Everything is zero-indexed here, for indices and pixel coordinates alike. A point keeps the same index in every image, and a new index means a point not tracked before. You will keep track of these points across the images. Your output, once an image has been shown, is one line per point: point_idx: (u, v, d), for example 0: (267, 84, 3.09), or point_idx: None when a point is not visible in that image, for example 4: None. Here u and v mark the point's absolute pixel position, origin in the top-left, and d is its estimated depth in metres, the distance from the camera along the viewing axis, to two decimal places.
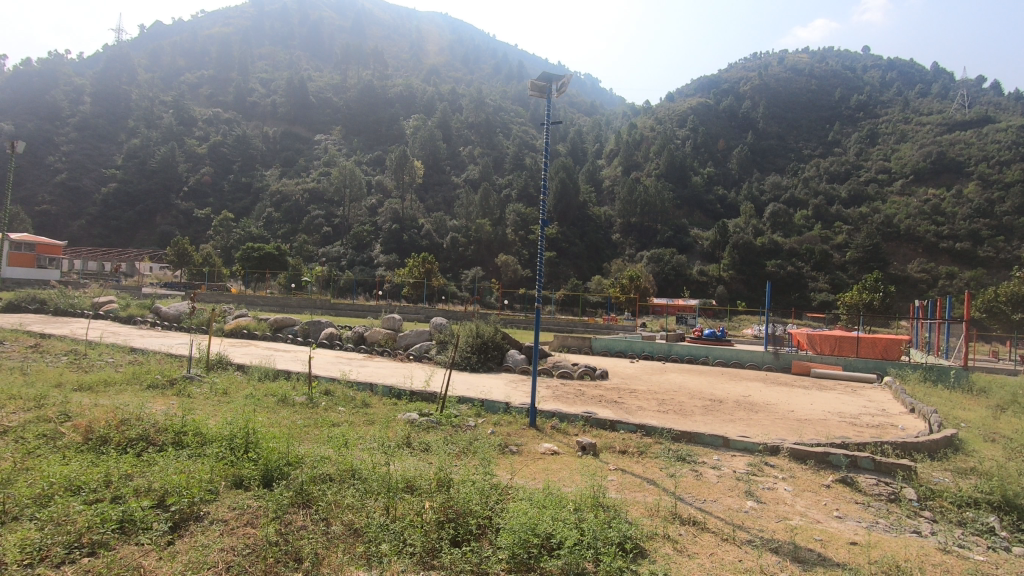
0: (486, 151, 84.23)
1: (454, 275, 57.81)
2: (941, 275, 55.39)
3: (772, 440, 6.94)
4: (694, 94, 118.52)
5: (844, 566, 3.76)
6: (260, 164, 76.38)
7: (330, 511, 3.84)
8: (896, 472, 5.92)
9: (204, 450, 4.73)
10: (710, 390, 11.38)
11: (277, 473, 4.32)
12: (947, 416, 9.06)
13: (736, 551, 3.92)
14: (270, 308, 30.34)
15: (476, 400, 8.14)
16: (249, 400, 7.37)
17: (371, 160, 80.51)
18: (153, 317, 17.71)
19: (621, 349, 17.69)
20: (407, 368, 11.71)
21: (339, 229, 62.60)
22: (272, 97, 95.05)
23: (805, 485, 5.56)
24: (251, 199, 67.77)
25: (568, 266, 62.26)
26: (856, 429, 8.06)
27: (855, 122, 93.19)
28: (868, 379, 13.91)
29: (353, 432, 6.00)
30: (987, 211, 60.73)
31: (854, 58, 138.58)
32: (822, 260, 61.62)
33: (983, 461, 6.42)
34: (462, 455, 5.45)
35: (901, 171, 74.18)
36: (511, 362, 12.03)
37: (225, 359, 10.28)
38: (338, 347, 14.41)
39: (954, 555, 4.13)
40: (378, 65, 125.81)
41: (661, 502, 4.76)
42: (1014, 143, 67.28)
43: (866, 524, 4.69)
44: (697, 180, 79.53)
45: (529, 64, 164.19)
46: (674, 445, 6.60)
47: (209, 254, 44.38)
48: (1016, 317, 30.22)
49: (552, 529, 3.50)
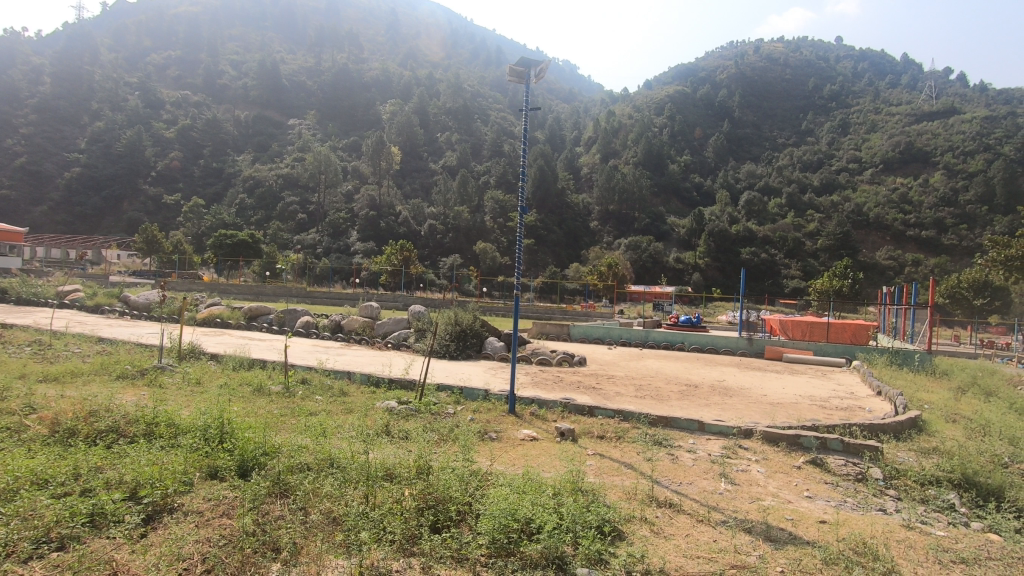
0: (465, 137, 83.42)
1: (432, 263, 57.51)
2: (907, 262, 57.27)
3: (746, 423, 7.12)
4: (672, 82, 118.78)
5: (814, 543, 3.89)
6: (232, 149, 74.37)
7: (307, 501, 3.80)
8: (864, 452, 6.12)
9: (177, 442, 4.63)
10: (686, 375, 11.61)
11: (253, 463, 4.26)
12: (912, 398, 9.40)
13: (711, 532, 4.02)
14: (244, 297, 29.78)
15: (456, 387, 8.13)
16: (224, 391, 7.26)
17: (347, 146, 79.14)
18: (122, 307, 17.28)
19: (598, 335, 17.86)
20: (385, 356, 11.66)
21: (314, 216, 61.54)
22: (243, 80, 92.18)
23: (778, 466, 5.72)
24: (223, 185, 66.25)
25: (546, 254, 62.45)
26: (826, 412, 8.31)
27: (827, 112, 94.75)
28: (837, 363, 14.34)
29: (331, 420, 5.95)
30: (952, 200, 62.70)
31: (828, 48, 140.49)
32: (795, 248, 62.85)
33: (944, 441, 6.69)
34: (442, 442, 5.50)
35: (871, 160, 76.04)
36: (490, 350, 12.08)
37: (198, 348, 10.07)
38: (315, 336, 14.25)
39: (916, 531, 4.30)
40: (354, 47, 123.53)
41: (639, 485, 4.83)
42: (978, 134, 69.47)
43: (835, 503, 4.86)
44: (673, 168, 80.30)
45: (508, 50, 162.84)
46: (650, 430, 6.71)
47: (180, 241, 43.20)
48: (978, 301, 31.59)
49: (531, 513, 3.55)
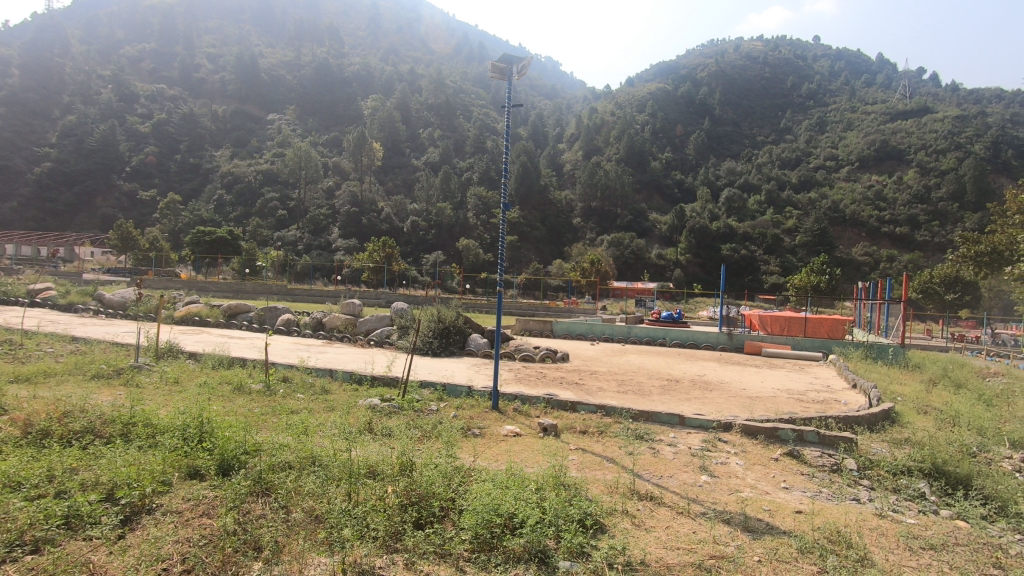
0: (447, 133, 83.09)
1: (415, 259, 57.13)
2: (882, 259, 58.59)
3: (726, 416, 7.24)
4: (653, 79, 119.70)
5: (791, 533, 3.98)
6: (210, 143, 73.07)
7: (290, 500, 3.79)
8: (838, 444, 6.26)
9: (155, 442, 4.56)
10: (666, 370, 11.79)
11: (234, 462, 4.21)
12: (885, 391, 9.65)
13: (691, 524, 4.10)
14: (223, 295, 29.34)
15: (438, 384, 8.13)
16: (203, 389, 7.17)
17: (328, 142, 78.26)
18: (97, 305, 16.90)
19: (581, 332, 17.99)
20: (367, 354, 11.58)
21: (295, 212, 60.70)
22: (221, 74, 90.49)
23: (755, 459, 5.83)
24: (200, 181, 65.08)
25: (529, 250, 62.53)
26: (803, 405, 8.50)
27: (805, 111, 96.22)
28: (814, 358, 14.61)
29: (313, 419, 5.88)
30: (925, 197, 64.21)
31: (806, 47, 142.49)
32: (773, 244, 63.85)
33: (916, 432, 6.87)
34: (424, 439, 5.50)
35: (847, 158, 77.56)
36: (473, 346, 12.09)
37: (176, 347, 9.92)
38: (296, 334, 14.12)
39: (888, 519, 4.43)
40: (334, 42, 122.13)
41: (621, 479, 4.90)
42: (949, 133, 71.19)
43: (811, 493, 4.97)
44: (655, 165, 80.87)
45: (490, 46, 162.21)
46: (632, 424, 6.79)
47: (157, 238, 42.24)
48: (949, 296, 32.41)
49: (514, 509, 3.58)
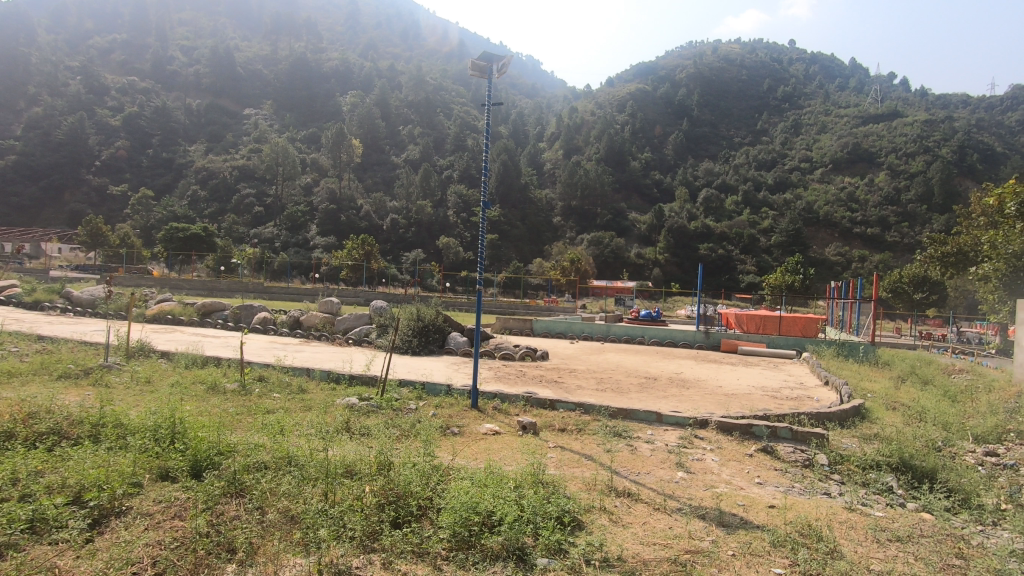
0: (427, 130, 82.51)
1: (394, 257, 56.66)
2: (853, 259, 60.05)
3: (702, 414, 7.35)
4: (633, 79, 120.67)
5: (763, 528, 4.06)
6: (184, 138, 71.46)
7: (264, 500, 3.74)
8: (811, 440, 6.41)
9: (126, 443, 4.45)
10: (645, 368, 11.89)
11: (207, 463, 4.14)
12: (856, 387, 9.91)
13: (667, 519, 4.15)
14: (197, 292, 28.72)
15: (418, 383, 8.10)
16: (176, 389, 7.02)
17: (306, 138, 77.15)
18: (64, 303, 16.40)
19: (561, 330, 18.06)
20: (345, 353, 11.47)
21: (272, 209, 59.74)
22: (195, 66, 88.46)
23: (730, 455, 5.94)
24: (173, 176, 63.58)
25: (509, 249, 62.57)
26: (777, 402, 8.68)
27: (781, 113, 97.94)
28: (788, 356, 14.93)
29: (289, 419, 5.79)
30: (895, 199, 65.98)
31: (782, 51, 145.02)
32: (749, 244, 64.92)
33: (885, 427, 7.07)
34: (403, 438, 5.47)
35: (821, 160, 79.26)
36: (453, 345, 12.08)
37: (148, 346, 9.70)
38: (272, 332, 13.93)
39: (857, 513, 4.55)
40: (312, 36, 120.36)
41: (599, 476, 4.94)
42: (918, 136, 73.23)
43: (783, 488, 5.08)
44: (634, 165, 81.58)
45: (471, 43, 161.58)
46: (610, 422, 6.86)
47: (128, 234, 41.16)
48: (916, 296, 33.41)
49: (493, 507, 3.58)
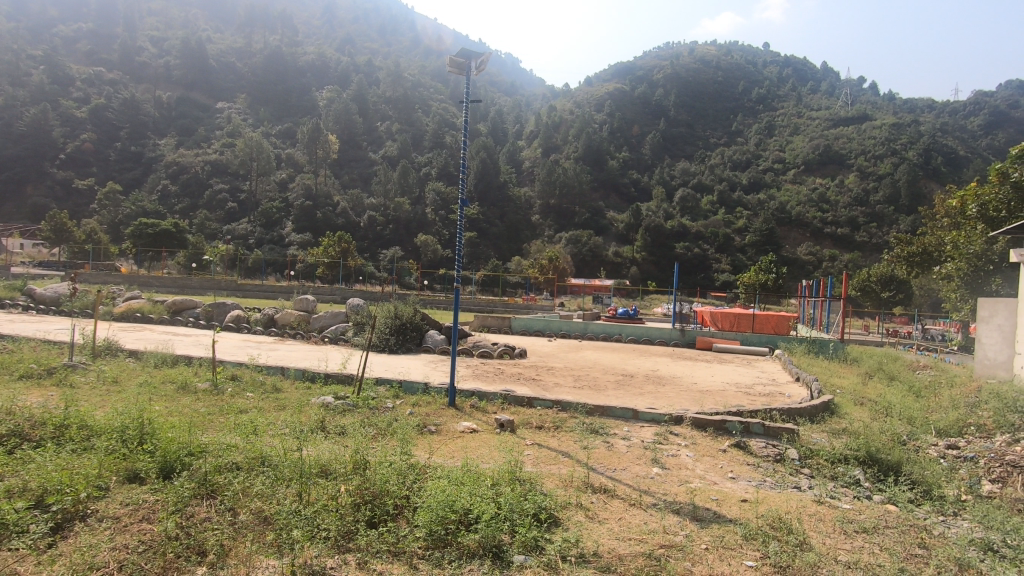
0: (405, 127, 81.84)
1: (372, 255, 56.08)
2: (824, 258, 61.54)
3: (677, 410, 7.46)
4: (611, 79, 121.52)
5: (735, 521, 4.14)
6: (153, 131, 69.58)
7: (236, 501, 3.68)
8: (782, 434, 6.56)
9: (91, 444, 4.32)
10: (621, 365, 12.03)
11: (177, 465, 4.03)
12: (826, 383, 10.16)
13: (643, 515, 4.19)
14: (167, 290, 27.99)
15: (395, 381, 8.05)
16: (144, 389, 6.85)
17: (281, 133, 75.87)
18: (26, 301, 15.82)
19: (539, 328, 18.10)
20: (320, 351, 11.31)
21: (245, 205, 58.62)
22: (165, 58, 86.14)
23: (705, 451, 6.03)
24: (142, 170, 61.91)
25: (488, 247, 62.51)
26: (750, 398, 8.87)
27: (755, 114, 99.64)
28: (761, 353, 15.20)
29: (262, 418, 5.67)
30: (864, 200, 67.75)
31: (757, 53, 147.53)
32: (724, 243, 65.95)
33: (853, 422, 7.27)
34: (379, 437, 5.42)
35: (793, 161, 80.94)
36: (430, 343, 12.00)
37: (115, 345, 9.43)
38: (245, 330, 13.67)
39: (826, 505, 4.66)
40: (287, 29, 118.29)
41: (575, 473, 4.97)
42: (886, 139, 75.26)
43: (756, 483, 5.18)
44: (612, 164, 82.21)
45: (450, 39, 160.59)
46: (587, 419, 6.90)
47: (94, 230, 39.92)
48: (884, 294, 34.40)
49: (469, 505, 3.58)
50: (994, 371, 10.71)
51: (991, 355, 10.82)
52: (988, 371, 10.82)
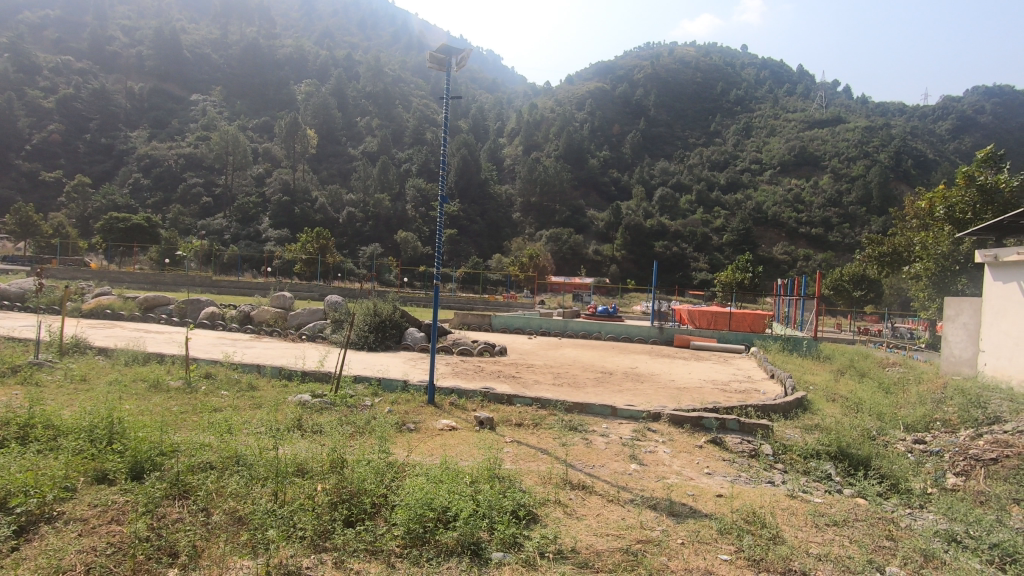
0: (385, 123, 81.10)
1: (351, 251, 55.51)
2: (799, 257, 62.81)
3: (655, 407, 7.54)
4: (592, 78, 122.01)
5: (710, 516, 4.21)
6: (125, 123, 67.72)
7: (209, 501, 3.61)
8: (757, 430, 6.67)
9: (57, 444, 4.20)
10: (601, 362, 12.13)
11: (147, 465, 3.94)
12: (799, 380, 10.38)
13: (620, 511, 4.24)
14: (139, 286, 27.30)
15: (374, 378, 7.99)
16: (114, 387, 6.66)
17: (258, 126, 74.51)
18: None
19: (519, 325, 18.15)
20: (298, 348, 11.17)
21: (221, 200, 57.50)
22: (137, 48, 83.82)
23: (681, 447, 6.12)
24: (113, 163, 60.24)
25: (468, 244, 62.36)
26: (726, 395, 9.01)
27: (733, 115, 100.89)
28: (737, 350, 15.45)
29: (237, 417, 5.58)
30: (837, 201, 69.32)
31: (735, 55, 149.59)
32: (702, 242, 66.84)
33: (824, 418, 7.44)
34: (357, 435, 5.37)
35: (770, 162, 82.36)
36: (410, 341, 11.94)
37: (83, 342, 9.15)
38: (220, 327, 13.41)
39: (798, 500, 4.76)
40: (265, 21, 116.09)
41: (554, 470, 4.99)
42: (859, 141, 77.07)
43: (731, 478, 5.27)
44: (593, 163, 82.68)
45: (430, 34, 159.32)
46: (566, 416, 6.94)
47: (62, 224, 38.73)
48: (856, 293, 35.29)
49: (448, 503, 3.56)
50: (959, 368, 11.07)
51: (957, 352, 11.16)
52: (954, 368, 11.18)
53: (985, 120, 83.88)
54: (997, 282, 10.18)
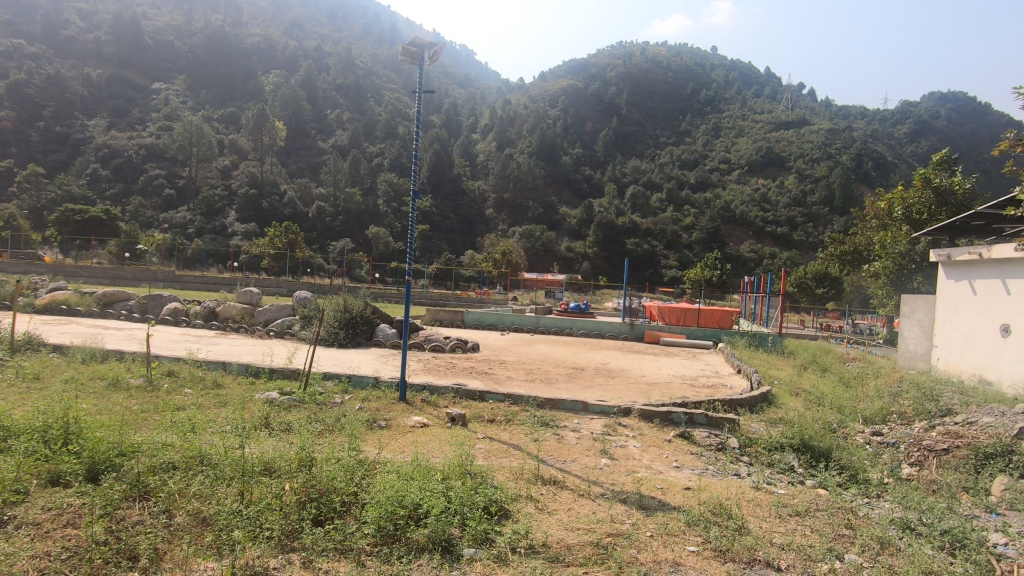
0: (357, 116, 79.86)
1: (321, 247, 54.57)
2: (765, 255, 64.43)
3: (625, 402, 7.63)
4: (565, 75, 122.45)
5: (680, 509, 4.29)
6: (81, 112, 64.92)
7: (171, 503, 3.51)
8: (723, 424, 6.84)
9: (7, 446, 4.01)
10: (572, 358, 12.24)
11: (105, 466, 3.79)
12: (764, 375, 10.66)
13: (591, 505, 4.29)
14: (96, 281, 26.31)
15: (344, 375, 7.89)
16: (69, 387, 6.40)
17: (223, 117, 72.40)
18: None
19: (491, 322, 18.18)
20: (266, 345, 10.93)
21: (184, 192, 55.76)
22: (94, 33, 80.24)
23: (652, 441, 6.21)
24: (69, 152, 57.74)
25: (441, 240, 62.04)
26: (694, 389, 9.18)
27: (703, 116, 102.59)
28: (705, 346, 15.80)
29: (202, 415, 5.44)
30: (802, 201, 71.30)
31: (705, 56, 152.07)
32: (673, 240, 67.91)
33: (787, 411, 7.67)
34: (327, 433, 5.29)
35: (738, 162, 84.12)
36: (381, 337, 11.81)
37: (36, 340, 8.75)
38: (184, 324, 13.02)
39: (763, 491, 4.90)
40: (230, 10, 112.72)
41: (525, 465, 5.01)
42: (823, 143, 79.39)
43: (699, 471, 5.38)
44: (566, 160, 83.10)
45: (403, 28, 157.14)
46: (538, 412, 6.98)
47: (13, 215, 36.90)
48: (819, 290, 36.42)
49: (419, 499, 3.55)
50: (914, 363, 11.57)
51: (912, 348, 11.64)
52: (909, 363, 11.64)
53: (940, 124, 87.27)
54: (949, 279, 10.64)
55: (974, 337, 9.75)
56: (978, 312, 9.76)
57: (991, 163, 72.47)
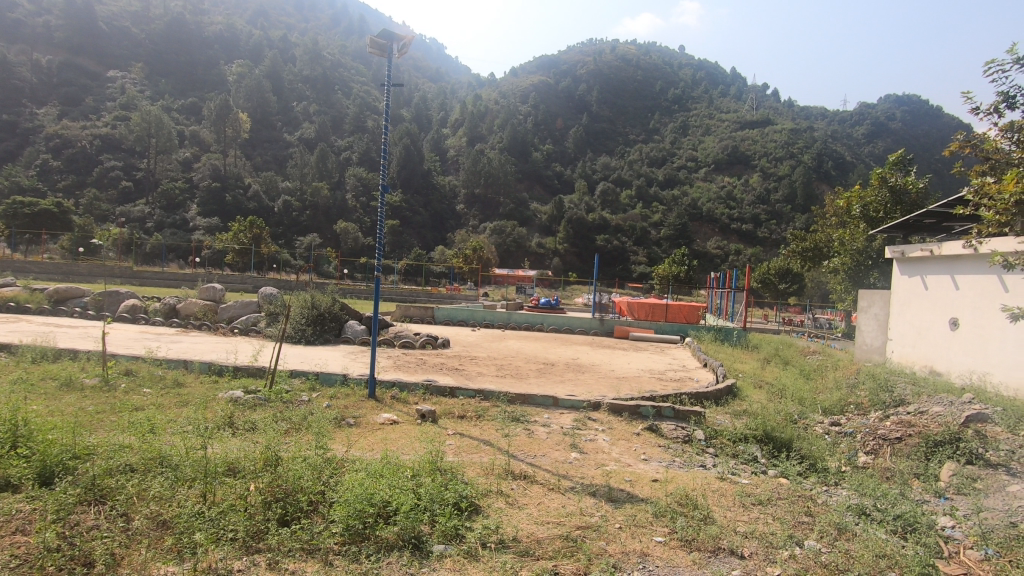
0: (324, 109, 78.30)
1: (287, 241, 53.32)
2: (730, 252, 65.94)
3: (595, 397, 7.72)
4: (536, 71, 122.40)
5: (646, 500, 4.37)
6: (30, 99, 61.76)
7: (129, 506, 3.39)
8: (690, 417, 6.98)
9: None
10: (543, 354, 12.30)
11: (59, 469, 3.65)
12: (729, 368, 10.92)
13: (560, 499, 4.32)
14: (48, 277, 25.16)
15: (311, 373, 7.75)
16: (17, 387, 6.10)
17: (184, 107, 69.92)
18: None
19: (462, 318, 18.12)
20: (229, 342, 10.64)
21: (142, 185, 53.68)
22: (43, 16, 76.30)
23: (620, 435, 6.30)
24: (16, 141, 54.85)
25: (411, 236, 61.44)
26: (662, 383, 9.37)
27: (671, 114, 104.00)
28: (672, 341, 16.07)
29: (161, 415, 5.26)
30: (766, 199, 73.11)
31: (673, 55, 154.26)
32: (641, 236, 68.80)
33: (751, 404, 7.88)
34: (292, 432, 5.19)
35: (705, 160, 85.66)
36: (350, 334, 11.64)
37: None
38: (143, 321, 12.55)
39: (727, 482, 5.03)
40: None
41: (496, 461, 5.03)
42: (786, 142, 81.57)
43: (666, 463, 5.49)
44: (536, 156, 83.24)
45: (372, 20, 154.44)
46: (509, 407, 6.99)
47: None
48: (781, 286, 37.47)
49: (388, 497, 3.51)
50: (870, 355, 12.00)
51: (869, 341, 12.07)
52: (865, 356, 12.07)
53: (895, 126, 90.61)
54: (902, 276, 11.08)
55: (926, 330, 10.19)
56: (930, 307, 10.20)
57: (942, 164, 75.72)
